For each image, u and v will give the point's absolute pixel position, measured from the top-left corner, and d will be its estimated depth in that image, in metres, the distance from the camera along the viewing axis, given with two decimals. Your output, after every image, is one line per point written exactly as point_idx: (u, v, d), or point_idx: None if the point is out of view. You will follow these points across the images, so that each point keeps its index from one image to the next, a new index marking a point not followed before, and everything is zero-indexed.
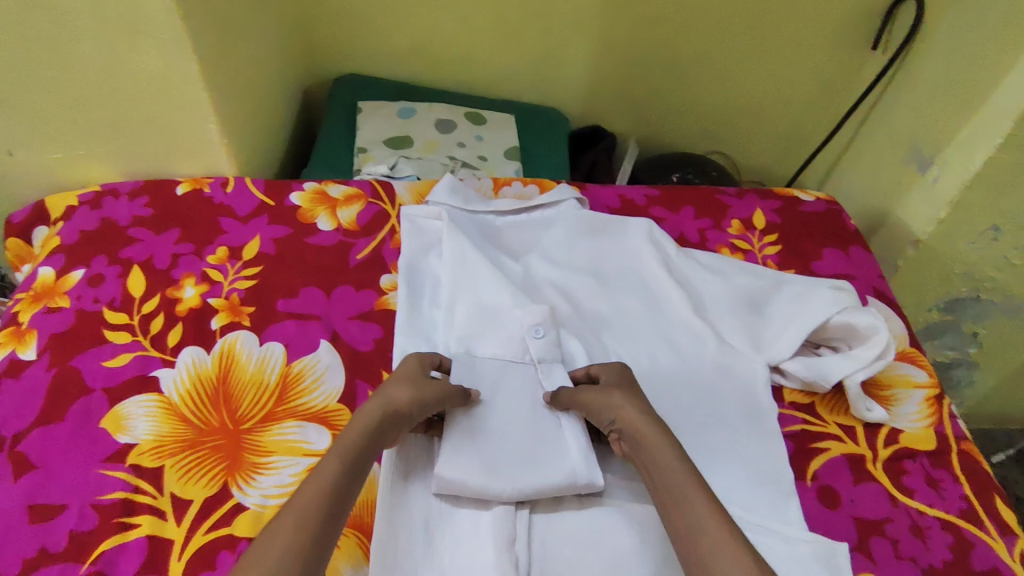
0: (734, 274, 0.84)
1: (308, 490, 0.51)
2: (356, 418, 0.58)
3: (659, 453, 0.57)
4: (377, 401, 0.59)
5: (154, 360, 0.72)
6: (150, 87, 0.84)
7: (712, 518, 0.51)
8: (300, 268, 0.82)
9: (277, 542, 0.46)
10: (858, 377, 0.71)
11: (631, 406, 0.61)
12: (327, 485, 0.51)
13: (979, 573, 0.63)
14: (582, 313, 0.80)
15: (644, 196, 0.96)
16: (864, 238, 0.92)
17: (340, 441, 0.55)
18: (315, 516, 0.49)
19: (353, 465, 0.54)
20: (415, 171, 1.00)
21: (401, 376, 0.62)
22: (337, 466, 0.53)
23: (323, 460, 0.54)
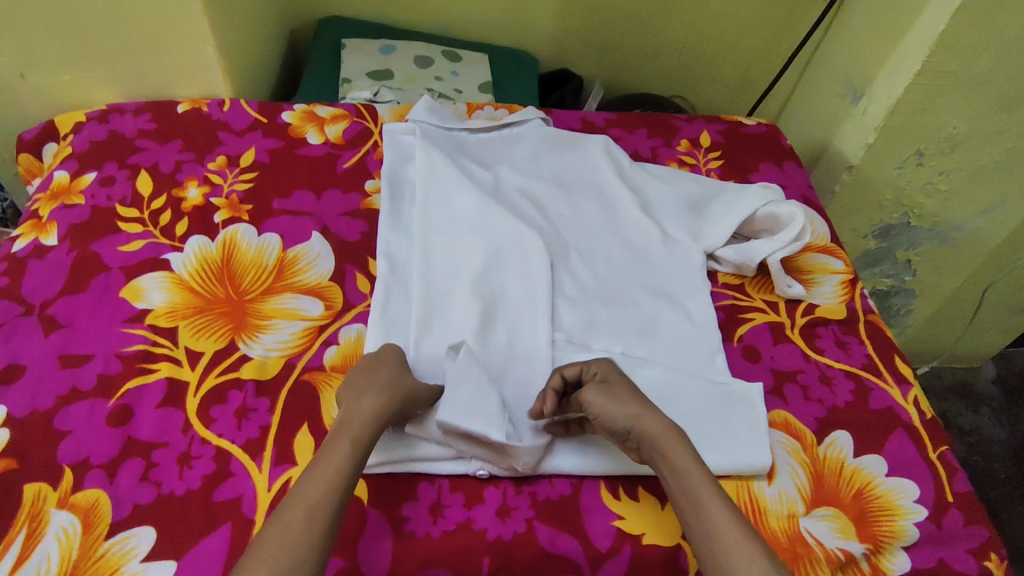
0: (680, 181, 0.95)
1: (316, 481, 0.54)
2: (363, 403, 0.61)
3: (677, 462, 0.58)
4: (385, 390, 0.62)
5: (164, 246, 0.81)
6: (151, 9, 0.91)
7: (721, 516, 0.54)
8: (292, 174, 0.92)
9: (290, 536, 0.50)
10: (778, 255, 0.82)
11: (650, 413, 0.62)
12: (337, 477, 0.55)
13: (875, 410, 0.75)
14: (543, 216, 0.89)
15: (603, 119, 1.06)
16: (797, 155, 1.04)
17: (348, 428, 0.59)
18: (321, 509, 0.53)
19: (361, 452, 0.57)
20: (396, 98, 1.09)
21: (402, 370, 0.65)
22: (348, 452, 0.57)
23: (331, 446, 0.57)
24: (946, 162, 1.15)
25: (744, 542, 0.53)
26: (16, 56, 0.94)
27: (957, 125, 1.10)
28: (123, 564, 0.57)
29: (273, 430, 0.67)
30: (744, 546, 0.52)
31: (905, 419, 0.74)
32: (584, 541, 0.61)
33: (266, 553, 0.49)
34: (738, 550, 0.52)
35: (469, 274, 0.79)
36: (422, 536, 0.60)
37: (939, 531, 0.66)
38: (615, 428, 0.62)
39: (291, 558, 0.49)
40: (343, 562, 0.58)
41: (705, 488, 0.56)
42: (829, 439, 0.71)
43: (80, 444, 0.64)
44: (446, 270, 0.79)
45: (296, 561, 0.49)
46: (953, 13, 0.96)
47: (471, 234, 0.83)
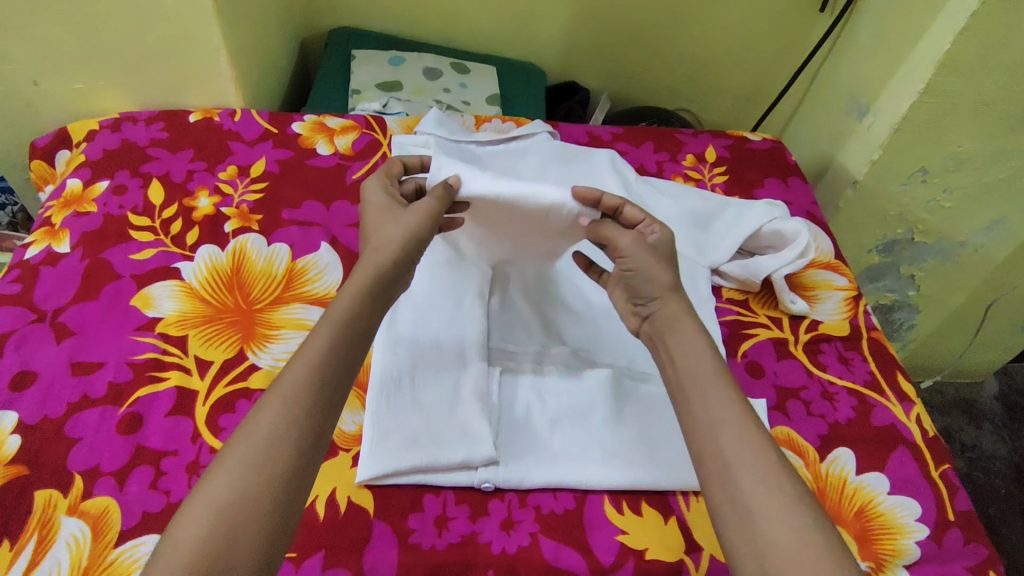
0: (685, 196, 0.96)
1: (295, 367, 0.52)
2: (355, 273, 0.59)
3: (691, 342, 0.60)
4: (378, 251, 0.60)
5: (175, 255, 0.82)
6: (166, 21, 0.92)
7: (726, 405, 0.55)
8: (302, 184, 0.93)
9: (266, 425, 0.48)
10: (783, 272, 0.84)
11: (673, 290, 0.63)
12: (317, 364, 0.52)
13: (877, 427, 0.75)
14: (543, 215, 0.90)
15: (610, 133, 1.07)
16: (802, 170, 1.05)
17: (335, 305, 0.56)
18: (299, 397, 0.50)
19: (345, 335, 0.55)
20: (405, 109, 1.10)
21: (393, 217, 0.64)
22: (327, 342, 0.53)
23: (313, 332, 0.54)
24: (950, 179, 1.16)
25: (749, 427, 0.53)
26: (32, 64, 0.96)
27: (961, 143, 1.11)
28: (131, 571, 0.58)
29: None
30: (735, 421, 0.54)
31: (907, 437, 0.75)
32: (586, 555, 0.61)
33: (242, 446, 0.47)
34: (745, 444, 0.52)
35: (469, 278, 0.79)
36: (427, 548, 0.60)
37: (939, 549, 0.66)
38: (637, 288, 0.65)
39: (268, 451, 0.47)
40: (348, 572, 0.58)
41: (713, 371, 0.57)
42: (831, 457, 0.72)
43: (90, 451, 0.65)
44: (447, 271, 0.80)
45: (271, 451, 0.47)
46: (958, 34, 0.96)
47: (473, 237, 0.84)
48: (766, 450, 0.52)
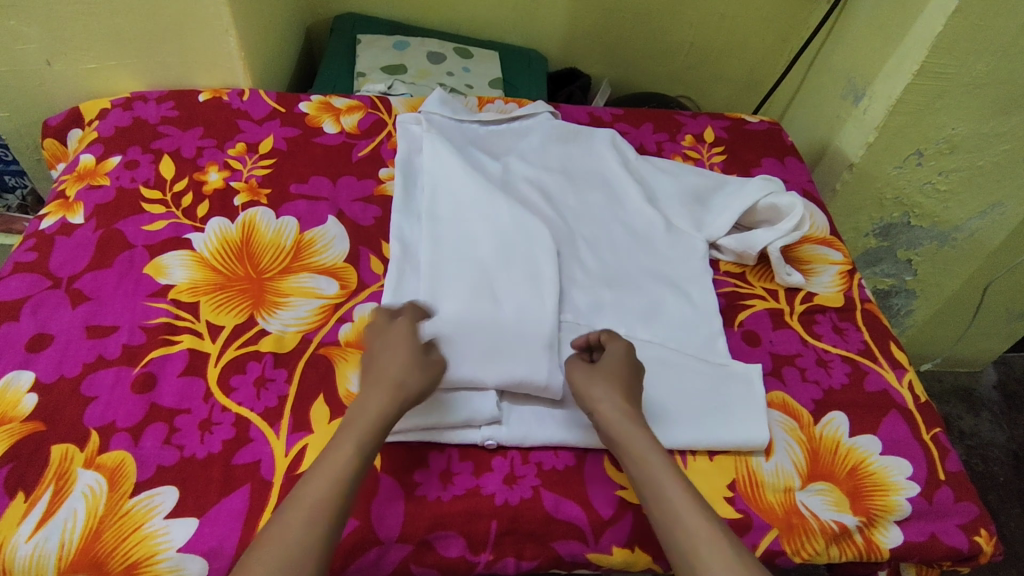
0: (685, 173, 0.98)
1: (292, 523, 0.53)
2: (366, 402, 0.60)
3: (631, 437, 0.61)
4: (385, 391, 0.60)
5: (186, 226, 0.84)
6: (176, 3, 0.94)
7: (681, 497, 0.56)
8: (309, 160, 0.95)
9: None
10: (778, 244, 0.85)
11: (608, 391, 0.63)
12: (312, 518, 0.54)
13: (870, 392, 0.77)
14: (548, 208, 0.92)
15: (610, 114, 1.09)
16: (798, 151, 1.06)
17: (320, 463, 0.57)
18: (299, 557, 0.52)
19: (341, 479, 0.56)
20: (409, 91, 1.12)
21: (403, 352, 0.63)
22: (319, 491, 0.55)
23: (304, 483, 0.56)
24: (945, 162, 1.18)
25: (701, 522, 0.55)
26: (45, 45, 0.98)
27: (955, 125, 1.12)
28: (147, 520, 0.60)
29: (290, 399, 0.69)
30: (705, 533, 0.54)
31: (899, 401, 0.77)
32: (586, 508, 0.64)
33: None
34: (700, 539, 0.54)
35: (476, 261, 0.81)
36: (432, 500, 0.62)
37: (930, 506, 0.68)
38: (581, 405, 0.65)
39: None
40: (356, 522, 0.60)
41: (658, 465, 0.58)
42: (825, 419, 0.74)
43: (106, 408, 0.67)
44: (455, 255, 0.82)
45: None
46: (949, 15, 0.99)
47: (480, 223, 0.86)
48: (722, 542, 0.54)
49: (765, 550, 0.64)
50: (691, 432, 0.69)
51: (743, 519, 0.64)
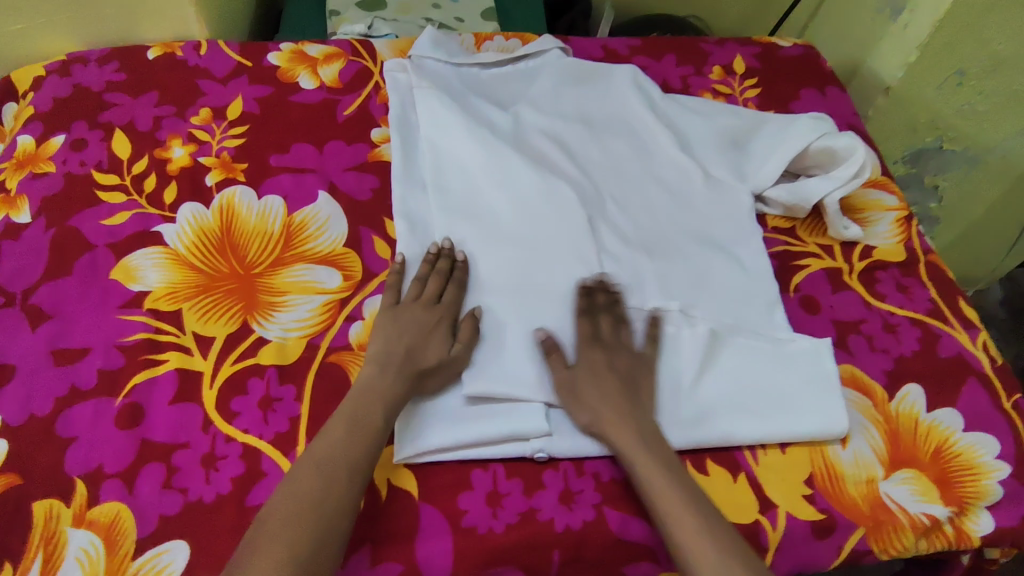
0: (717, 114, 0.87)
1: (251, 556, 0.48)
2: (375, 387, 0.58)
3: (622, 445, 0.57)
4: (397, 379, 0.58)
5: (153, 217, 0.72)
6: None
7: (674, 506, 0.54)
8: (288, 126, 0.82)
9: None
10: (836, 195, 0.75)
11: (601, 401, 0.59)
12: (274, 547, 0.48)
13: (944, 358, 0.70)
14: (572, 164, 0.81)
15: (626, 46, 0.96)
16: (839, 78, 0.95)
17: (291, 480, 0.52)
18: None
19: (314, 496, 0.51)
20: (393, 31, 0.97)
21: (416, 336, 0.61)
22: (290, 509, 0.50)
23: (270, 509, 0.51)
24: (986, 82, 1.06)
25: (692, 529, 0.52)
26: None
27: (1003, 40, 1.01)
28: None
29: (304, 421, 0.60)
30: (706, 552, 0.51)
31: (975, 366, 0.70)
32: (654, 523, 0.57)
33: None
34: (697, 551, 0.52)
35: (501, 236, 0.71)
36: (484, 532, 0.55)
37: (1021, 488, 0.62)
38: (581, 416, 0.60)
39: None
40: (402, 566, 0.53)
41: (652, 473, 0.55)
42: (900, 395, 0.66)
43: (90, 451, 0.57)
44: (478, 230, 0.72)
45: None
46: None
47: (499, 188, 0.75)
48: (723, 551, 0.52)
49: (850, 552, 0.59)
50: (758, 424, 0.61)
51: (826, 520, 0.59)
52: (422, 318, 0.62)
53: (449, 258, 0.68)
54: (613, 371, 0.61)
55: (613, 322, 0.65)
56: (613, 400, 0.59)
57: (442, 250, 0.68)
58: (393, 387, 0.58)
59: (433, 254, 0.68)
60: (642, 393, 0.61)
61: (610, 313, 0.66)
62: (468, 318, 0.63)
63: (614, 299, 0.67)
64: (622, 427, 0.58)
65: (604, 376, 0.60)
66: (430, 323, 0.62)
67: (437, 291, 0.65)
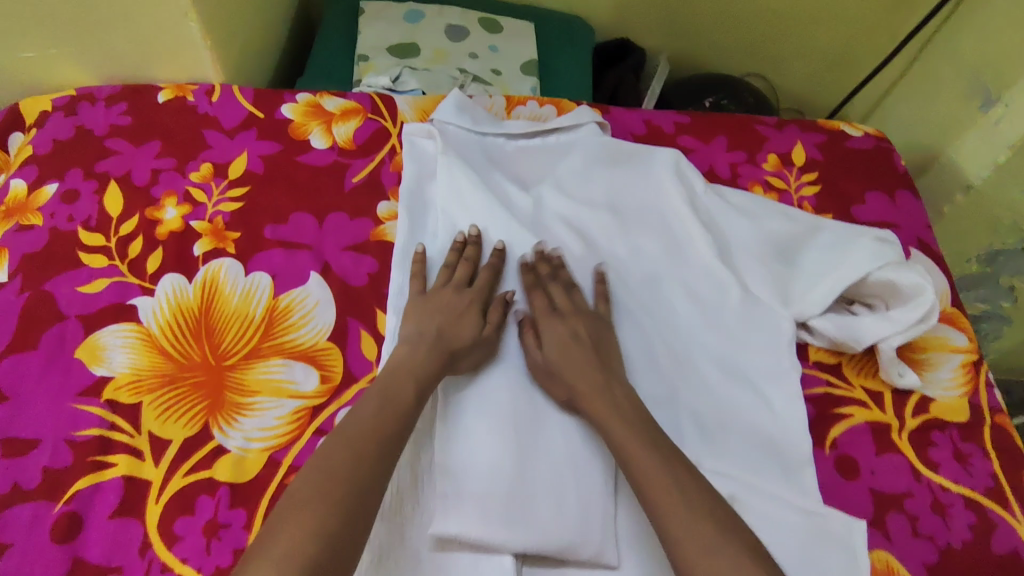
0: (766, 215, 0.77)
1: (296, 517, 0.45)
2: (409, 356, 0.58)
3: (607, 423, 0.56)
4: (433, 351, 0.59)
5: (132, 288, 0.67)
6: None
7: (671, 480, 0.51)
8: (290, 191, 0.76)
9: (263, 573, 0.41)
10: (894, 341, 0.64)
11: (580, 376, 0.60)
12: (323, 512, 0.45)
13: (1000, 557, 0.59)
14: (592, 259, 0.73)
15: (673, 123, 0.86)
16: (913, 181, 0.84)
17: (323, 452, 0.50)
18: (305, 543, 0.43)
19: (350, 469, 0.48)
20: (421, 86, 0.89)
21: (449, 312, 0.63)
22: (321, 476, 0.48)
23: (305, 473, 0.48)
24: None
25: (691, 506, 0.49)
26: None
27: None
28: None
29: None
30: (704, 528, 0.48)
31: None
32: None
33: None
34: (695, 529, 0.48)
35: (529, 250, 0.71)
36: None
37: None
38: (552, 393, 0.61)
39: None
40: None
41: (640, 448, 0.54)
42: None
43: (17, 564, 0.52)
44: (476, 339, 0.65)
45: None
46: None
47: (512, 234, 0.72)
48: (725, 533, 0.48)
49: None
50: None
51: None
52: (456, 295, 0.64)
53: (477, 246, 0.69)
54: (579, 342, 0.62)
55: (566, 289, 0.67)
56: (587, 373, 0.60)
57: (471, 240, 0.70)
58: (429, 361, 0.58)
59: (461, 242, 0.69)
60: (614, 364, 0.62)
61: (558, 282, 0.68)
62: (497, 302, 0.65)
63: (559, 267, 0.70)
64: (587, 390, 0.59)
65: (573, 339, 0.63)
66: (466, 303, 0.64)
67: (467, 277, 0.67)
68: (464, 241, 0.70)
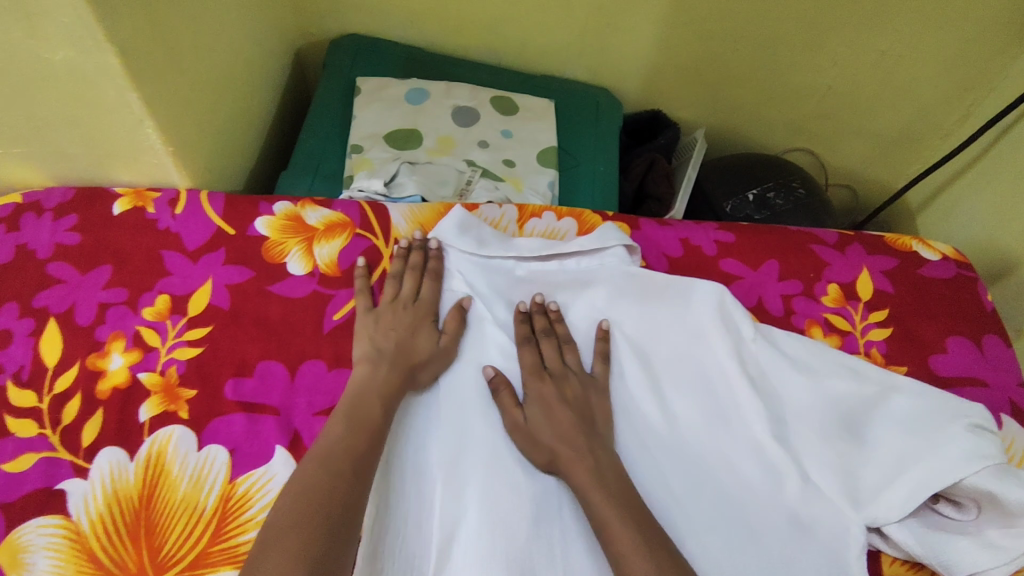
0: (828, 372, 0.64)
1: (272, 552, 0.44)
2: (367, 376, 0.58)
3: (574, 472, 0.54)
4: (393, 368, 0.59)
5: (62, 466, 0.56)
6: (62, 92, 0.61)
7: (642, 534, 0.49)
8: (258, 333, 0.64)
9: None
10: (995, 575, 0.53)
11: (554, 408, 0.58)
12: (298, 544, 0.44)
13: None
14: (619, 419, 0.61)
15: (715, 242, 0.74)
16: (1003, 325, 0.70)
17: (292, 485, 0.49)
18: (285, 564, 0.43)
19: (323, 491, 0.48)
20: (419, 188, 0.77)
21: (400, 326, 0.62)
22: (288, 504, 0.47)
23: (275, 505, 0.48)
24: None
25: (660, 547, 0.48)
26: None
27: None
28: None
29: None
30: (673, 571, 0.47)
31: None
32: None
33: None
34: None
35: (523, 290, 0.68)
36: None
37: None
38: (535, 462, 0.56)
39: None
40: None
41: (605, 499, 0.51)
42: None
43: None
44: (477, 548, 0.52)
45: None
46: None
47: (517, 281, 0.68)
48: None
49: None
50: None
51: None
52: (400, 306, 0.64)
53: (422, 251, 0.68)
54: (565, 402, 0.59)
55: (558, 346, 0.64)
56: (569, 437, 0.56)
57: (416, 245, 0.69)
58: (388, 382, 0.58)
59: (405, 249, 0.68)
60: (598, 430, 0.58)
61: (551, 338, 0.64)
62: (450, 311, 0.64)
63: (556, 320, 0.66)
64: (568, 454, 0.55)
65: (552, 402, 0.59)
66: (416, 314, 0.64)
67: (413, 289, 0.66)
68: (410, 247, 0.69)
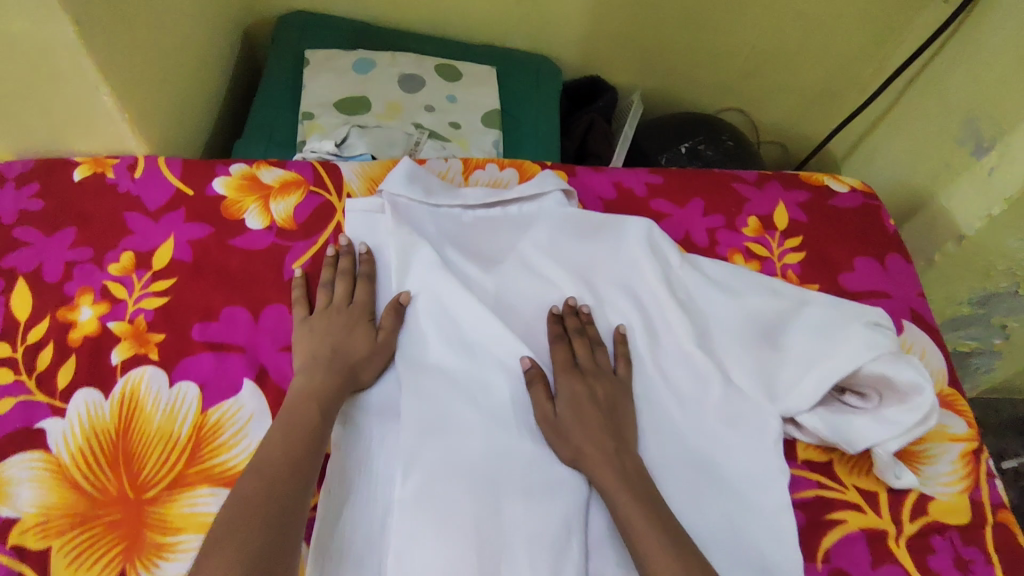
0: (747, 290, 0.71)
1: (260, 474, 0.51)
2: (308, 380, 0.59)
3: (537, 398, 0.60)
4: (333, 368, 0.60)
5: (41, 407, 0.60)
6: (18, 64, 0.64)
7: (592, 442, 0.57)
8: (220, 282, 0.68)
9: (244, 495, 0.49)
10: (891, 447, 0.59)
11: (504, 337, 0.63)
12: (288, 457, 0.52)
13: None
14: (638, 398, 0.64)
15: (645, 185, 0.80)
16: (904, 245, 0.78)
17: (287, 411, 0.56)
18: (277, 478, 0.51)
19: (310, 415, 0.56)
20: (369, 148, 0.82)
21: (337, 331, 0.63)
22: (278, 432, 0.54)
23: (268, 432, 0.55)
24: None
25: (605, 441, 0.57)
26: None
27: None
28: None
29: None
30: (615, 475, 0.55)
31: None
32: None
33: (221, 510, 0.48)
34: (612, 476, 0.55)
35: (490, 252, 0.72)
36: None
37: None
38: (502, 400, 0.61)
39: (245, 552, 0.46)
40: None
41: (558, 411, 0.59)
42: None
43: None
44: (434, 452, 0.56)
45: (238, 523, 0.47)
46: None
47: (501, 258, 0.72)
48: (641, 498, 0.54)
49: None
50: None
51: None
52: (334, 310, 0.65)
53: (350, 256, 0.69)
54: (596, 404, 0.60)
55: (590, 346, 0.65)
56: (596, 432, 0.58)
57: (343, 252, 0.70)
58: (328, 382, 0.59)
59: (331, 257, 0.69)
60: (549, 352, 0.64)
61: (583, 337, 0.66)
62: (387, 308, 0.66)
63: (587, 322, 0.67)
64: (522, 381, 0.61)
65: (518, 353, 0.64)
66: (353, 321, 0.64)
67: (346, 294, 0.67)
68: (337, 254, 0.70)
